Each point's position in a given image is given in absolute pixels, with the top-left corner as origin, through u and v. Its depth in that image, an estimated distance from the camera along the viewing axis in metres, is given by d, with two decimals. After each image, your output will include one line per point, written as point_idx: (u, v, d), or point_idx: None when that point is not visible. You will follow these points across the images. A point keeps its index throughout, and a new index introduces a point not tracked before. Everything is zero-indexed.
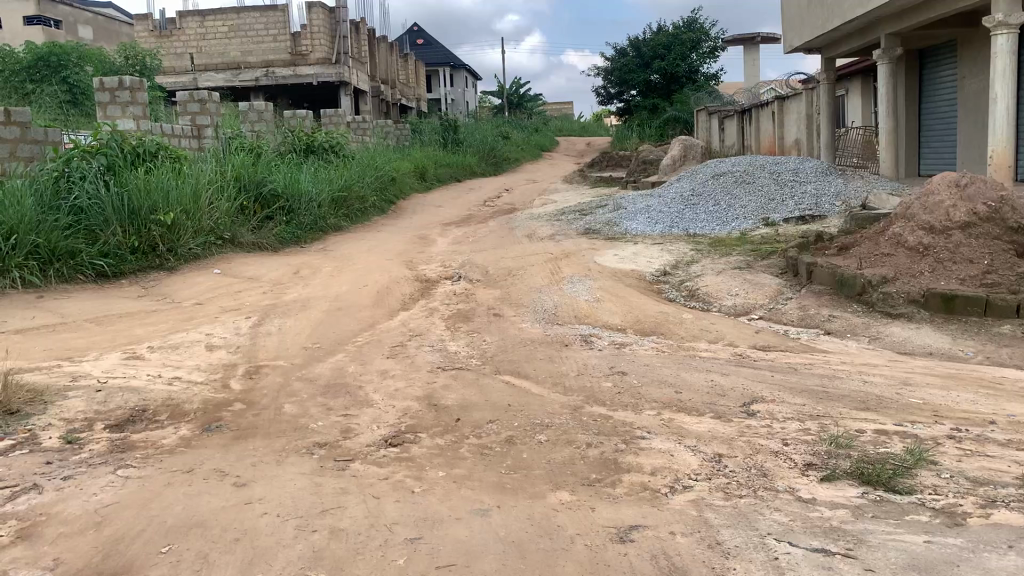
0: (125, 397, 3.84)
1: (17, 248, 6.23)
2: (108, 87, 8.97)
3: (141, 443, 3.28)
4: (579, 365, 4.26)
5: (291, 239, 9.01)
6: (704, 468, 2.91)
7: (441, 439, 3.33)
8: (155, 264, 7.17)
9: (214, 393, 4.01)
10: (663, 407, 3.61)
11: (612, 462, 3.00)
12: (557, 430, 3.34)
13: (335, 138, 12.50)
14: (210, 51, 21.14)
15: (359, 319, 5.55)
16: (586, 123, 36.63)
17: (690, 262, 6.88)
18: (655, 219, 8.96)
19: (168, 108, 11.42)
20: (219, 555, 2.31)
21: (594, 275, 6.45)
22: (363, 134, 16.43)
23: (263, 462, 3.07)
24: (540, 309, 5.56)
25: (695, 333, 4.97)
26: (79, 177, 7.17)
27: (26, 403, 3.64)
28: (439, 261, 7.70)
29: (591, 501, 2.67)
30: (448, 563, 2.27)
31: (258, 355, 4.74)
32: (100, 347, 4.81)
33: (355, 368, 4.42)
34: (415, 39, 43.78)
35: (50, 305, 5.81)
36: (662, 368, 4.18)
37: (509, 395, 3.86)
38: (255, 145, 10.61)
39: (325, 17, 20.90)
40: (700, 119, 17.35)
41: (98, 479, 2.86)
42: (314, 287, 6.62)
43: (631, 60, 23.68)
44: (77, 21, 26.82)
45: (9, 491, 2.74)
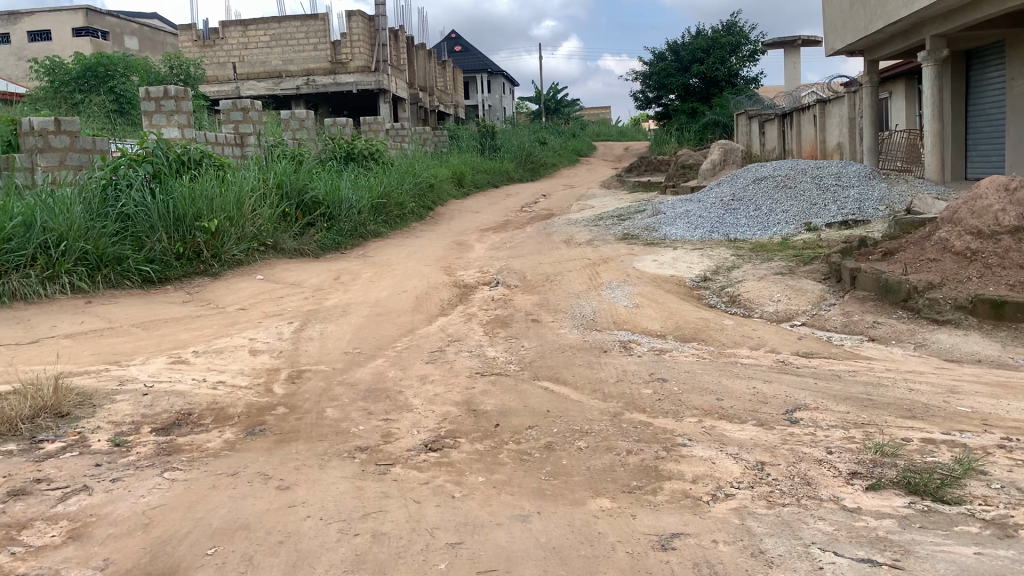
0: (171, 401, 3.91)
1: (67, 255, 6.39)
2: (154, 97, 9.16)
3: (187, 446, 3.34)
4: (618, 371, 4.26)
5: (332, 245, 9.10)
6: (747, 476, 2.89)
7: (481, 443, 3.35)
8: (200, 270, 7.29)
9: (258, 398, 4.06)
10: (704, 415, 3.58)
11: (653, 469, 2.98)
12: (597, 436, 3.33)
13: (375, 146, 12.62)
14: (253, 60, 21.45)
15: (399, 324, 5.62)
16: (624, 127, 36.61)
17: (731, 267, 6.83)
18: (695, 224, 8.91)
19: (213, 117, 11.64)
20: (264, 557, 2.34)
21: (633, 280, 6.44)
22: (402, 140, 16.55)
23: (307, 466, 3.10)
24: (579, 314, 5.56)
25: (737, 339, 4.92)
26: (126, 185, 7.31)
27: (76, 406, 3.73)
28: (477, 266, 7.74)
29: (632, 508, 2.65)
30: (489, 568, 2.28)
31: (300, 360, 4.79)
32: (146, 351, 4.90)
33: (395, 373, 4.46)
34: (454, 47, 44.12)
35: (98, 310, 5.94)
36: (703, 374, 4.15)
37: (548, 401, 3.86)
38: (298, 153, 10.77)
39: (365, 25, 21.19)
40: (739, 123, 17.22)
41: (145, 481, 2.92)
42: (354, 292, 6.69)
43: (670, 64, 23.60)
44: (124, 32, 27.27)
45: (61, 492, 2.81)
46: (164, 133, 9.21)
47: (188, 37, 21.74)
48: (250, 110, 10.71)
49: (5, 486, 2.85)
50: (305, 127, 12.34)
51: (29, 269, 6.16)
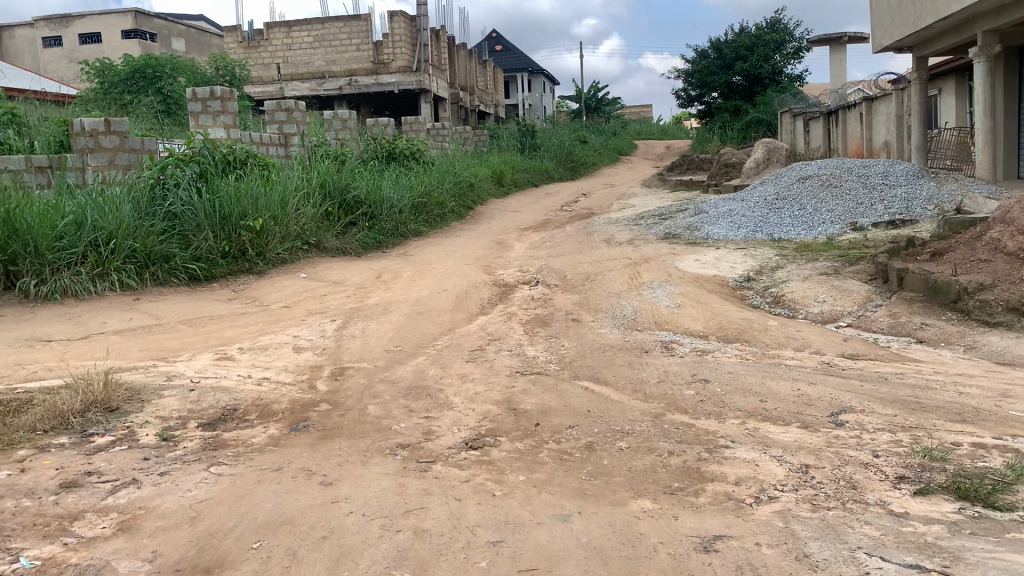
0: (217, 397, 3.98)
1: (116, 253, 6.53)
2: (201, 97, 9.32)
3: (233, 441, 3.40)
4: (660, 372, 4.23)
5: (374, 244, 9.19)
6: (791, 479, 2.85)
7: (521, 442, 3.35)
8: (245, 268, 7.41)
9: (301, 394, 4.11)
10: (748, 416, 3.55)
11: (695, 470, 2.96)
12: (638, 437, 3.32)
13: (416, 145, 12.68)
14: (296, 61, 21.71)
15: (439, 322, 5.64)
16: (666, 126, 36.34)
17: (775, 267, 6.74)
18: (738, 223, 8.82)
19: (258, 118, 11.81)
20: (308, 552, 2.37)
21: (674, 280, 6.39)
22: (443, 140, 16.62)
23: (349, 462, 3.14)
24: (620, 314, 5.54)
25: (780, 340, 4.86)
26: (173, 184, 7.45)
27: (126, 401, 3.81)
28: (517, 266, 7.74)
29: (674, 509, 2.64)
30: (530, 567, 2.28)
31: (343, 358, 4.84)
32: (193, 348, 4.99)
33: (436, 371, 4.48)
34: (494, 46, 44.19)
35: (146, 307, 6.06)
36: (747, 375, 4.11)
37: (589, 400, 3.85)
38: (340, 153, 10.89)
39: (406, 26, 21.32)
40: (783, 121, 17.00)
41: (192, 475, 2.98)
42: (395, 291, 6.73)
43: (712, 62, 23.39)
44: (171, 33, 27.76)
45: (111, 485, 2.88)
46: (211, 133, 9.37)
47: (233, 38, 22.07)
48: (293, 110, 10.85)
49: (57, 477, 2.92)
50: (348, 127, 12.47)
51: (80, 267, 6.30)
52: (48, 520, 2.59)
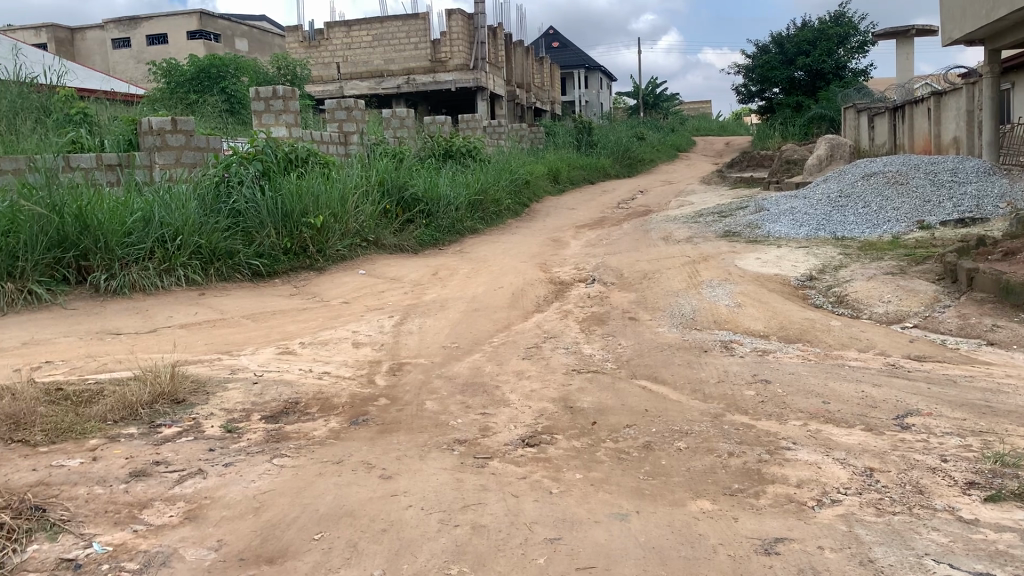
0: (279, 390, 4.06)
1: (182, 249, 6.70)
2: (263, 97, 9.50)
3: (295, 434, 3.47)
4: (720, 372, 4.18)
5: (430, 241, 9.27)
6: (855, 482, 2.79)
7: (577, 441, 3.35)
8: (306, 264, 7.56)
9: (360, 389, 4.17)
10: (810, 418, 3.48)
11: (755, 471, 2.93)
12: (697, 437, 3.29)
13: (473, 143, 12.74)
14: (355, 60, 21.99)
15: (495, 320, 5.66)
16: (725, 122, 35.86)
17: (839, 267, 6.60)
18: (800, 221, 8.65)
19: (318, 116, 12.00)
20: (368, 544, 2.41)
21: (734, 279, 6.30)
22: (499, 137, 16.67)
23: (407, 456, 3.17)
24: (678, 313, 5.49)
25: (844, 341, 4.76)
26: (237, 182, 7.62)
27: (192, 393, 3.92)
28: (573, 264, 7.72)
29: (734, 510, 2.61)
30: (588, 565, 2.28)
31: (400, 353, 4.90)
32: (256, 342, 5.10)
33: (492, 368, 4.50)
34: (551, 43, 44.18)
35: (211, 302, 6.21)
36: (809, 376, 4.03)
37: (646, 400, 3.83)
38: (399, 151, 11.00)
39: (464, 24, 21.42)
40: (847, 117, 16.63)
41: (256, 466, 3.05)
42: (452, 288, 6.78)
43: (773, 57, 23.06)
44: (234, 34, 28.36)
45: (179, 474, 2.96)
46: (273, 132, 9.56)
47: (294, 38, 22.46)
48: (353, 109, 10.99)
49: (127, 466, 3.02)
50: (406, 125, 12.62)
51: (148, 262, 6.48)
52: (119, 508, 2.67)
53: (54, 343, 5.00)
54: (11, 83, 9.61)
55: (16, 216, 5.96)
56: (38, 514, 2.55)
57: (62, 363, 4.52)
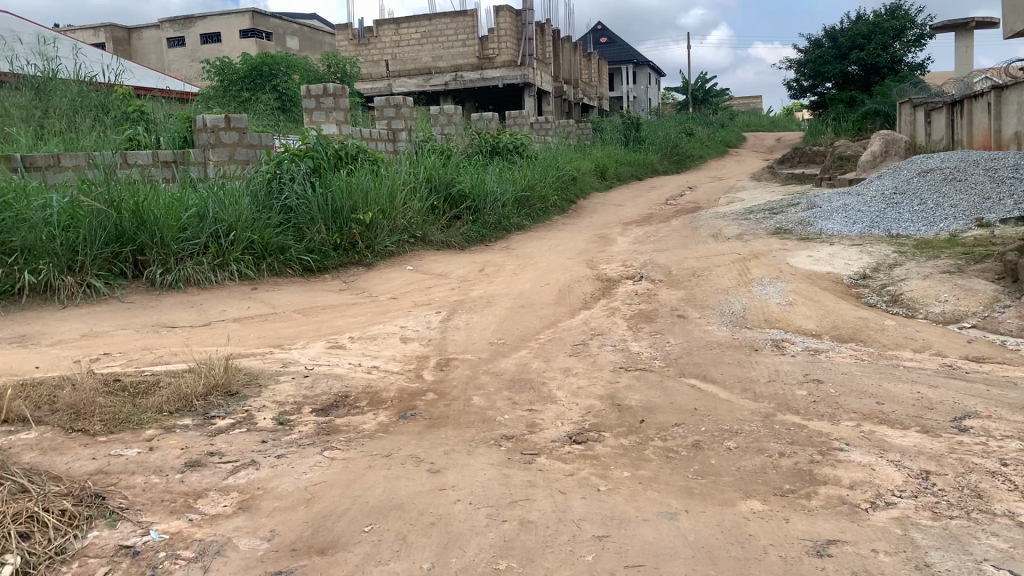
0: (329, 383, 4.12)
1: (235, 244, 6.82)
2: (314, 94, 9.63)
3: (345, 427, 3.51)
4: (771, 371, 4.13)
5: (477, 237, 9.31)
6: (910, 485, 2.74)
7: (626, 439, 3.33)
8: (355, 260, 7.65)
9: (408, 383, 4.22)
10: (863, 419, 3.43)
11: (807, 472, 2.88)
12: (747, 436, 3.26)
13: (520, 139, 12.74)
14: (404, 58, 22.15)
15: (542, 316, 5.66)
16: (776, 118, 35.34)
17: (893, 265, 6.46)
18: (853, 218, 8.49)
19: (368, 113, 12.12)
20: (417, 537, 2.43)
21: (786, 277, 6.21)
22: (546, 134, 16.66)
23: (455, 451, 3.19)
24: (728, 311, 5.44)
25: (899, 341, 4.66)
26: (288, 178, 7.73)
27: (245, 385, 4.00)
28: (621, 261, 7.68)
29: (785, 511, 2.58)
30: (637, 563, 2.27)
31: (448, 348, 4.93)
32: (307, 336, 5.18)
33: (539, 365, 4.51)
34: (599, 38, 44.02)
35: (263, 296, 6.32)
36: (862, 376, 3.96)
37: (695, 399, 3.80)
38: (446, 148, 11.05)
39: (512, 21, 21.43)
40: (902, 111, 16.25)
41: (307, 458, 3.09)
42: (498, 284, 6.80)
43: (825, 52, 22.74)
44: (285, 33, 28.77)
45: (232, 465, 3.02)
46: (323, 129, 9.68)
47: (344, 36, 22.70)
48: (401, 106, 11.08)
49: (182, 457, 3.09)
50: (453, 122, 12.70)
51: (202, 257, 6.61)
52: (175, 497, 2.74)
53: (112, 335, 5.13)
54: (71, 83, 9.87)
55: (76, 212, 6.13)
56: (98, 501, 2.62)
57: (119, 355, 4.64)
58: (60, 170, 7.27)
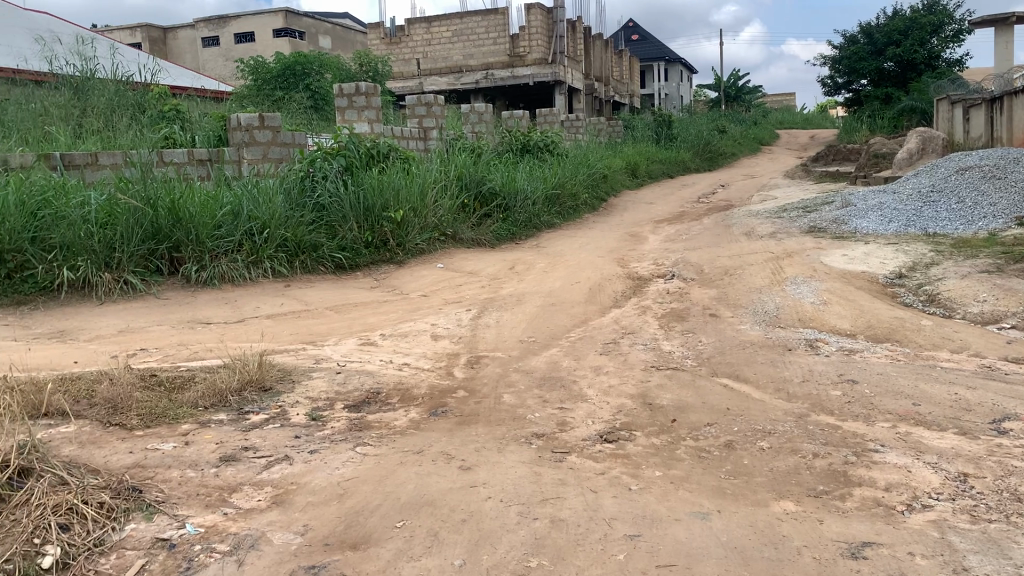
0: (361, 380, 4.15)
1: (269, 241, 6.89)
2: (347, 93, 9.70)
3: (376, 423, 3.54)
4: (805, 371, 4.09)
5: (508, 235, 9.32)
6: (947, 488, 2.70)
7: (657, 438, 3.32)
8: (386, 257, 7.70)
9: (439, 380, 4.24)
10: (899, 420, 3.38)
11: (841, 474, 2.85)
12: (781, 437, 3.23)
13: (551, 137, 12.73)
14: (435, 56, 22.22)
15: (572, 315, 5.65)
16: (810, 115, 34.96)
17: (930, 264, 6.36)
18: (889, 217, 8.37)
19: (399, 111, 12.20)
20: (448, 534, 2.44)
21: (820, 276, 6.15)
22: (576, 132, 16.64)
23: (486, 449, 3.20)
24: (761, 310, 5.40)
25: (936, 341, 4.59)
26: (321, 177, 7.79)
27: (278, 381, 4.04)
28: (652, 259, 7.64)
29: (818, 513, 2.56)
30: (669, 563, 2.26)
31: (478, 346, 4.94)
32: (339, 333, 5.22)
33: (570, 363, 4.51)
34: (630, 36, 43.85)
35: (296, 293, 6.39)
36: (898, 377, 3.91)
37: (727, 398, 3.78)
38: (477, 146, 11.07)
39: (543, 18, 21.40)
40: (940, 108, 15.98)
41: (339, 454, 3.12)
42: (529, 282, 6.80)
43: (861, 48, 22.47)
44: (318, 32, 29.00)
45: (266, 460, 3.06)
46: (355, 128, 9.75)
47: (375, 35, 22.84)
48: (433, 104, 11.11)
49: (217, 451, 3.13)
50: (484, 120, 12.73)
51: (236, 254, 6.69)
52: (210, 491, 2.78)
53: (149, 331, 5.21)
54: (109, 82, 10.02)
55: (114, 210, 6.24)
56: (136, 494, 2.67)
57: (156, 350, 4.71)
58: (98, 168, 7.39)
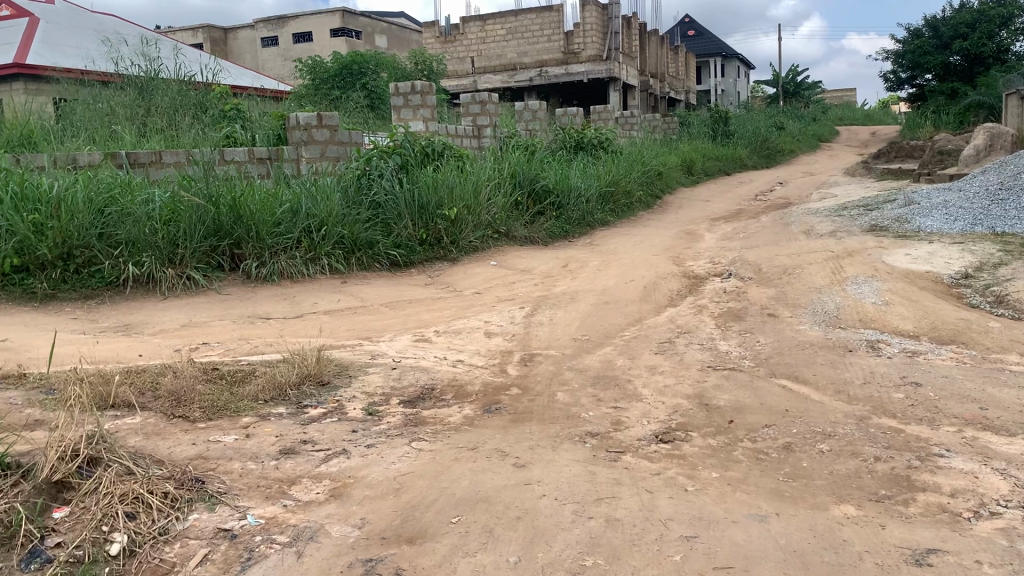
0: (416, 376, 4.20)
1: (326, 238, 7.00)
2: (402, 92, 9.78)
3: (431, 419, 3.57)
4: (866, 372, 4.00)
5: (561, 233, 9.32)
6: (1016, 495, 2.62)
7: (713, 439, 3.29)
8: (440, 255, 7.75)
9: (493, 377, 4.26)
10: (966, 425, 3.29)
11: (905, 479, 2.79)
12: (841, 440, 3.17)
13: (605, 134, 12.67)
14: (489, 54, 22.28)
15: (626, 313, 5.63)
16: (872, 111, 34.21)
17: (998, 265, 6.17)
18: (955, 216, 8.14)
19: (454, 110, 12.27)
20: (503, 531, 2.46)
21: (882, 275, 6.02)
22: (631, 128, 16.53)
23: (540, 446, 3.21)
24: (820, 310, 5.30)
25: (1005, 344, 4.46)
26: (377, 175, 7.87)
27: (335, 375, 4.11)
28: (708, 257, 7.56)
29: (881, 518, 2.50)
30: (726, 565, 2.24)
31: (531, 344, 4.95)
32: (394, 329, 5.28)
33: (624, 362, 4.49)
34: (687, 31, 43.42)
35: (352, 290, 6.47)
36: (964, 381, 3.81)
37: (786, 400, 3.72)
38: (531, 143, 11.07)
39: (598, 15, 21.27)
40: (1009, 103, 15.48)
41: (395, 449, 3.16)
42: (583, 280, 6.79)
43: (926, 41, 21.86)
44: (374, 31, 29.32)
45: (325, 453, 3.11)
46: (410, 126, 9.83)
47: (430, 34, 23.00)
48: (487, 103, 11.14)
49: (277, 444, 3.19)
50: (537, 117, 12.73)
51: (295, 251, 6.80)
52: (270, 483, 2.84)
53: (210, 325, 5.34)
54: (172, 83, 10.27)
55: (177, 207, 6.39)
56: (199, 485, 2.74)
57: (217, 344, 4.82)
58: (162, 167, 7.58)
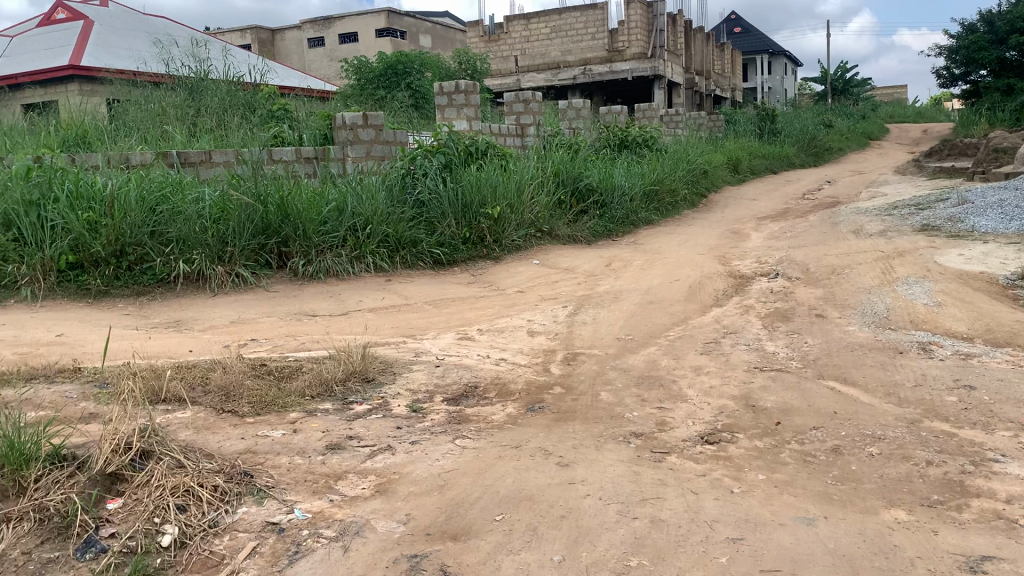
0: (460, 373, 4.22)
1: (371, 237, 7.06)
2: (447, 91, 9.83)
3: (475, 417, 3.58)
4: (918, 375, 3.92)
5: (605, 232, 9.29)
6: None
7: (760, 441, 3.25)
8: (483, 253, 7.78)
9: (536, 376, 4.26)
10: (1022, 429, 3.21)
11: (958, 484, 2.73)
12: (891, 443, 3.11)
13: (649, 132, 12.58)
14: (533, 53, 22.28)
15: (671, 313, 5.59)
16: (924, 108, 33.47)
17: None
18: (1010, 215, 7.92)
19: (497, 109, 12.29)
20: (547, 529, 2.46)
21: (934, 276, 5.89)
22: (676, 127, 16.39)
23: (584, 446, 3.20)
24: (870, 311, 5.21)
25: None
26: (421, 174, 7.92)
27: (380, 372, 4.15)
28: (755, 257, 7.47)
29: (933, 523, 2.46)
30: (773, 568, 2.22)
31: (575, 343, 4.94)
32: (437, 327, 5.30)
33: (669, 362, 4.46)
34: (733, 28, 42.98)
35: (396, 288, 6.53)
36: (1020, 384, 3.71)
37: (835, 402, 3.67)
38: (574, 142, 11.05)
39: (643, 13, 21.13)
40: None
41: (439, 446, 3.18)
42: (627, 279, 6.75)
43: (981, 36, 21.41)
44: (419, 31, 29.51)
45: (370, 449, 3.14)
46: (454, 125, 9.86)
47: (474, 33, 23.07)
48: (530, 101, 11.13)
49: (323, 439, 3.23)
50: (581, 116, 12.69)
51: (340, 249, 6.88)
52: (317, 478, 2.87)
53: (257, 322, 5.42)
54: (221, 83, 10.46)
55: (227, 206, 6.50)
56: (247, 479, 2.79)
57: (264, 341, 4.90)
58: (211, 166, 7.71)
